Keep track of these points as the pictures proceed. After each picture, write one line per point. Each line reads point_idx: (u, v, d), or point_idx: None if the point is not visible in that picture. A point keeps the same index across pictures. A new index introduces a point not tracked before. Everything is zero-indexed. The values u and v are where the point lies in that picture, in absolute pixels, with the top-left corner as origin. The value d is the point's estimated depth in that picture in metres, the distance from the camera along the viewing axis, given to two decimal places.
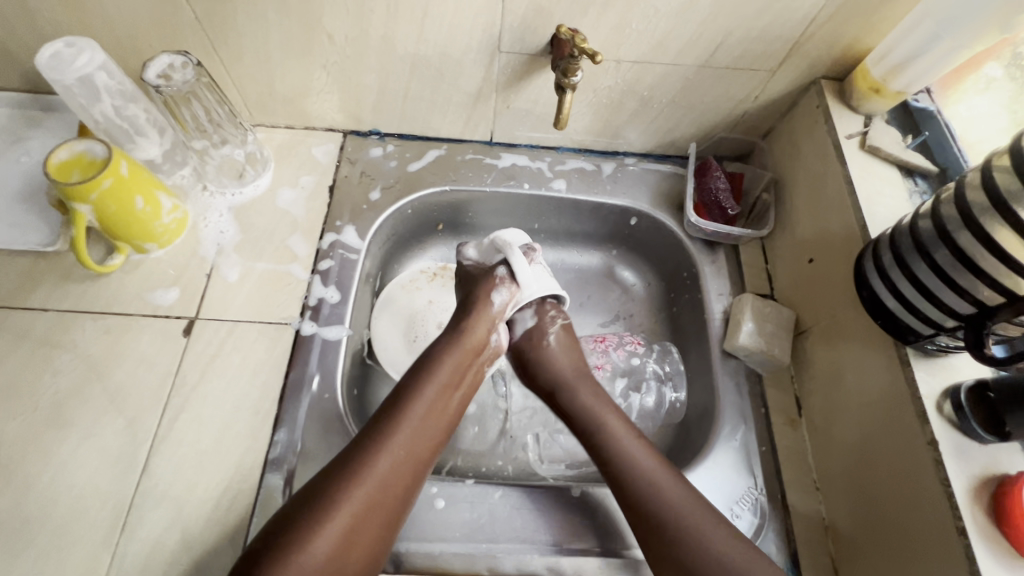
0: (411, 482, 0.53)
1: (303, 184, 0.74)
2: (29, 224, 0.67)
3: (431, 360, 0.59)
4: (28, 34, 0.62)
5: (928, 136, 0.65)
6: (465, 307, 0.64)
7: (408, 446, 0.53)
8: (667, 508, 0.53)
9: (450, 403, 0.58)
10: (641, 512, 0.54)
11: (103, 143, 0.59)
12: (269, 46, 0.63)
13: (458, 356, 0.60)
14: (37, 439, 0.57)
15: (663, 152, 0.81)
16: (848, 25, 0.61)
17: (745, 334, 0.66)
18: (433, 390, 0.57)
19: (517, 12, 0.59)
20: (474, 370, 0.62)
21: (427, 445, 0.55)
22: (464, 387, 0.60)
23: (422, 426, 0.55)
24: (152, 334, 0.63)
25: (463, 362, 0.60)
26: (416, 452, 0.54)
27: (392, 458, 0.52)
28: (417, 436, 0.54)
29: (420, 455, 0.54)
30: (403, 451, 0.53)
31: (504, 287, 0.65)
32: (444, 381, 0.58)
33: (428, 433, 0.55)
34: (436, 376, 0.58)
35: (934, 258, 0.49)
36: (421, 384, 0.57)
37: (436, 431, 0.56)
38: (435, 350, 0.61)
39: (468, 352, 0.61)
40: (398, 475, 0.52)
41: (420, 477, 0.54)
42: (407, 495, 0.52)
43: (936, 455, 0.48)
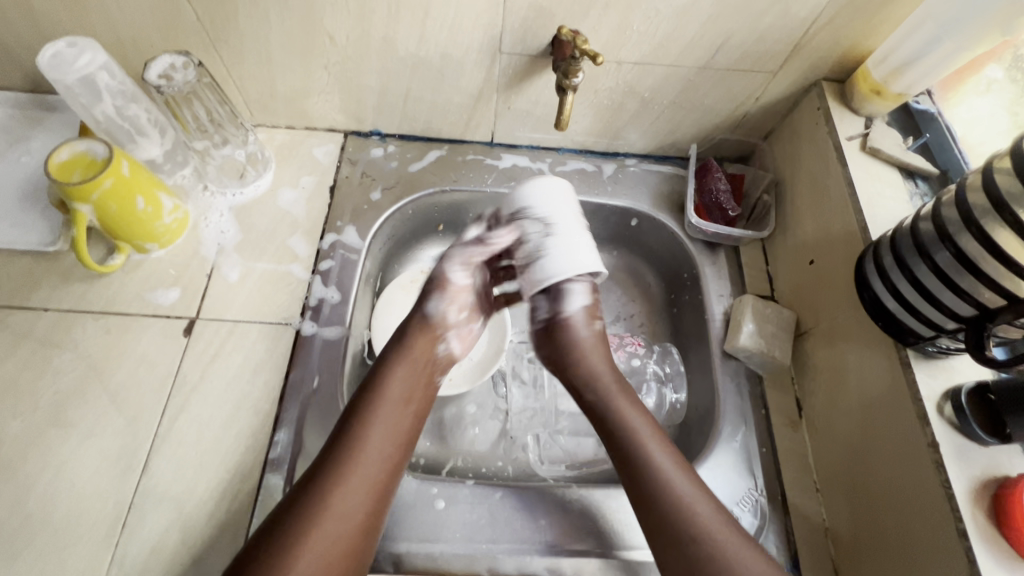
0: (376, 505, 0.51)
1: (303, 184, 0.74)
2: (30, 224, 0.67)
3: (379, 382, 0.58)
4: (30, 34, 0.62)
5: (930, 138, 0.65)
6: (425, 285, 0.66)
7: (362, 471, 0.52)
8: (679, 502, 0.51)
9: (407, 412, 0.57)
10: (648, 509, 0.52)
11: (104, 143, 0.59)
12: (270, 46, 0.63)
13: (404, 376, 0.59)
14: (38, 438, 0.57)
15: (664, 153, 0.81)
16: (849, 27, 0.61)
17: (745, 335, 0.66)
18: (384, 411, 0.56)
19: (518, 13, 0.59)
20: (424, 386, 0.60)
21: (385, 463, 0.53)
22: (419, 402, 0.59)
23: (374, 448, 0.53)
24: (153, 334, 0.63)
25: (413, 370, 0.60)
26: (373, 475, 0.52)
27: (348, 486, 0.50)
28: (370, 458, 0.53)
29: (385, 467, 0.53)
30: (358, 475, 0.51)
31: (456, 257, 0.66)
32: (398, 392, 0.58)
33: (384, 454, 0.54)
34: (387, 396, 0.57)
35: (936, 260, 0.49)
36: (371, 406, 0.56)
37: (393, 450, 0.54)
38: (386, 361, 0.60)
39: (417, 360, 0.61)
40: (359, 500, 0.50)
41: (386, 498, 0.52)
42: (373, 519, 0.51)
43: (937, 457, 0.48)
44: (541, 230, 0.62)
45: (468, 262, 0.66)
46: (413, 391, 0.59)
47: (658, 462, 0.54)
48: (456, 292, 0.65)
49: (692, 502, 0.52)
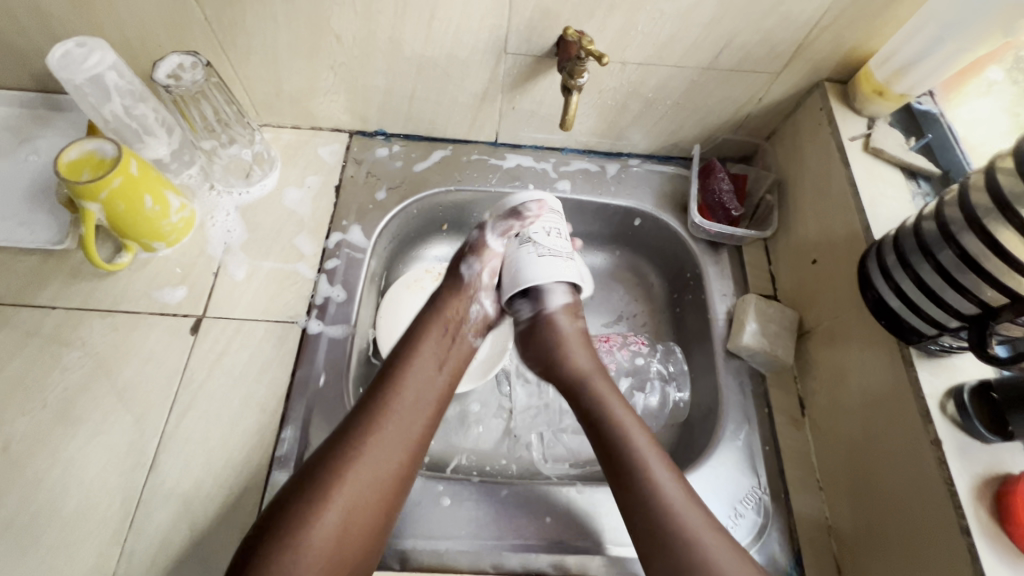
0: (408, 460, 0.53)
1: (309, 183, 0.75)
2: (38, 222, 0.68)
3: (415, 342, 0.60)
4: (38, 34, 0.62)
5: (932, 138, 0.66)
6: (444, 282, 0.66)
7: (397, 424, 0.53)
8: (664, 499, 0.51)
9: (439, 378, 0.58)
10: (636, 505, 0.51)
11: (113, 143, 0.59)
12: (277, 46, 0.64)
13: (438, 335, 0.61)
14: (46, 435, 0.57)
15: (667, 153, 0.81)
16: (852, 29, 0.61)
17: (748, 334, 0.66)
18: (422, 368, 0.58)
19: (524, 14, 0.59)
20: (458, 347, 0.62)
21: (421, 420, 0.55)
22: (453, 363, 0.61)
23: (411, 403, 0.55)
24: (160, 332, 0.63)
25: (445, 337, 0.61)
26: (408, 431, 0.54)
27: (384, 438, 0.52)
28: (407, 413, 0.54)
29: (413, 434, 0.54)
30: (394, 428, 0.53)
31: (473, 257, 0.64)
32: (430, 356, 0.59)
33: (419, 410, 0.55)
34: (424, 356, 0.59)
35: (939, 259, 0.49)
36: (408, 362, 0.58)
37: (427, 408, 0.56)
38: (420, 325, 0.62)
39: (448, 325, 0.62)
40: (393, 454, 0.52)
41: (418, 455, 0.54)
42: (405, 473, 0.52)
43: (940, 454, 0.48)
44: (544, 230, 0.60)
45: (489, 262, 0.64)
46: (445, 356, 0.60)
47: (647, 461, 0.53)
48: (478, 288, 0.64)
49: (676, 500, 0.51)
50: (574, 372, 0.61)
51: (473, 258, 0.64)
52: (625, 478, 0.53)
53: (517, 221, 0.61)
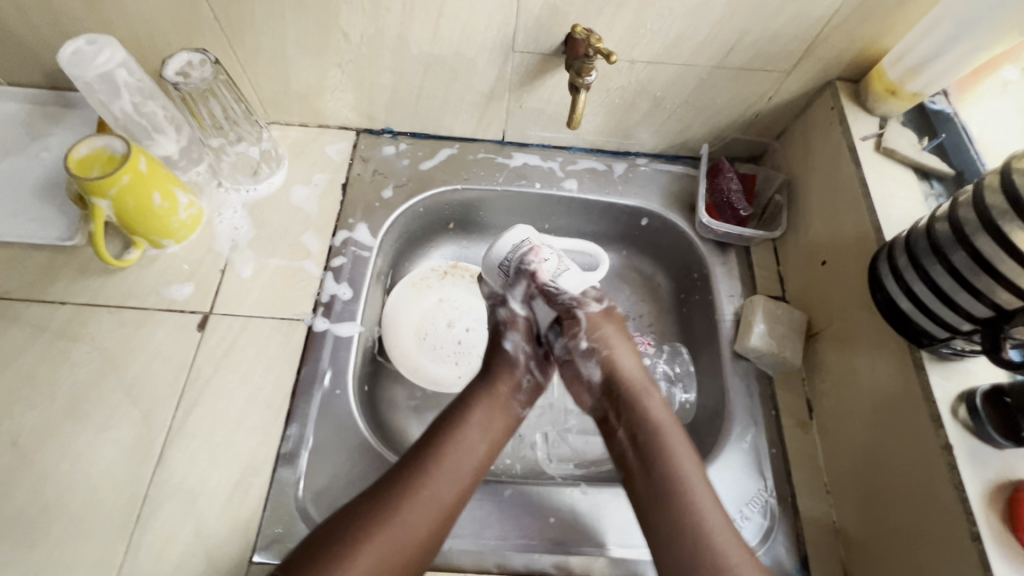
0: (437, 528, 0.51)
1: (316, 181, 0.75)
2: (49, 219, 0.68)
3: (464, 408, 0.59)
4: (49, 31, 0.63)
5: (945, 139, 0.64)
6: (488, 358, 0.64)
7: (434, 491, 0.52)
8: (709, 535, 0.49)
9: (482, 449, 0.57)
10: (678, 533, 0.50)
11: (122, 140, 0.60)
12: (285, 43, 0.64)
13: (489, 406, 0.59)
14: (55, 429, 0.58)
15: (675, 153, 0.81)
16: (865, 26, 0.60)
17: (756, 335, 0.66)
18: (468, 435, 0.57)
19: (533, 12, 0.59)
20: (506, 420, 0.60)
21: (457, 487, 0.53)
22: (499, 434, 0.59)
23: (452, 470, 0.54)
24: (167, 328, 0.64)
25: (492, 408, 0.59)
26: (445, 500, 0.52)
27: (416, 504, 0.51)
28: (444, 480, 0.53)
29: (448, 501, 0.52)
30: (427, 496, 0.51)
31: (511, 330, 0.64)
32: (478, 427, 0.57)
33: (458, 475, 0.54)
34: (471, 423, 0.57)
35: (951, 261, 0.48)
36: (456, 428, 0.57)
37: (467, 476, 0.54)
38: (471, 392, 0.60)
39: (498, 398, 0.60)
40: (423, 520, 0.50)
41: (448, 525, 0.52)
42: (432, 543, 0.51)
43: (950, 459, 0.47)
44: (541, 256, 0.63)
45: (524, 329, 0.65)
46: (489, 425, 0.58)
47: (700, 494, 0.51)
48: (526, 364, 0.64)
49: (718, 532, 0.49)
50: (625, 377, 0.60)
51: (512, 331, 0.65)
52: (667, 509, 0.51)
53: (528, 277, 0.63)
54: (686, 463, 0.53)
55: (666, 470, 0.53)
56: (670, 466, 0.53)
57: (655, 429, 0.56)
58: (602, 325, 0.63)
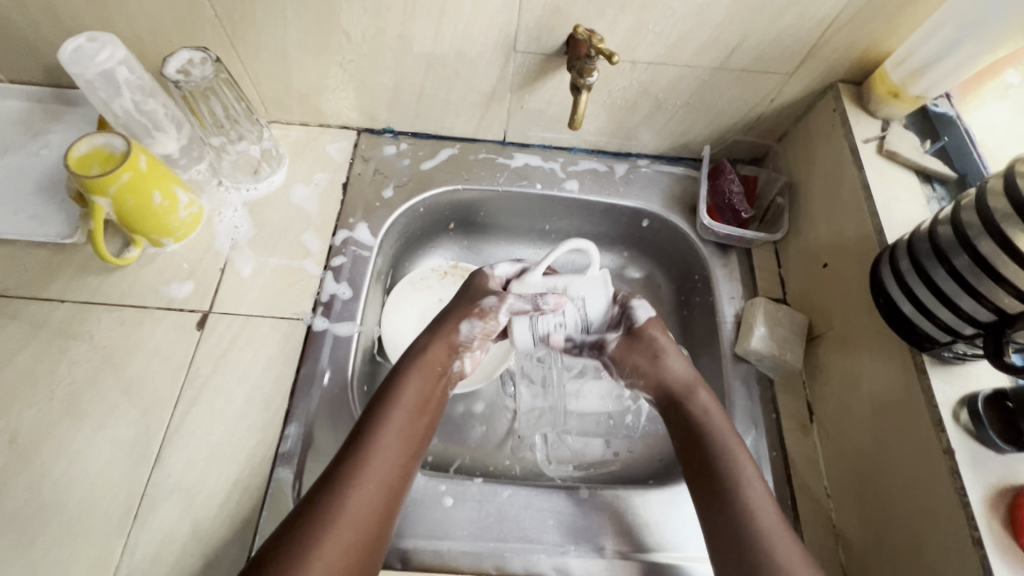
0: (383, 511, 0.49)
1: (316, 180, 0.75)
2: (49, 216, 0.68)
3: (390, 390, 0.55)
4: (50, 28, 0.62)
5: (947, 142, 0.64)
6: (438, 323, 0.61)
7: (373, 472, 0.49)
8: (760, 531, 0.48)
9: (419, 427, 0.55)
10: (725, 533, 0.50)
11: (122, 137, 0.59)
12: (286, 42, 0.63)
13: (421, 388, 0.56)
14: (53, 428, 0.58)
15: (677, 154, 0.80)
16: (867, 29, 0.60)
17: (757, 338, 0.65)
18: (399, 416, 0.54)
19: (534, 13, 0.59)
20: (435, 400, 0.57)
21: (393, 469, 0.51)
22: (431, 413, 0.57)
23: (385, 453, 0.51)
24: (166, 326, 0.64)
25: (426, 385, 0.57)
26: (385, 478, 0.50)
27: (356, 493, 0.48)
28: (378, 463, 0.50)
29: (387, 482, 0.50)
30: (367, 477, 0.49)
31: (478, 318, 0.58)
32: (412, 405, 0.55)
33: (394, 459, 0.51)
34: (400, 403, 0.54)
35: (953, 265, 0.48)
36: (383, 411, 0.54)
37: (402, 458, 0.52)
38: (398, 371, 0.57)
39: (432, 374, 0.58)
40: (368, 508, 0.48)
41: (391, 509, 0.50)
42: (381, 525, 0.48)
43: (952, 464, 0.47)
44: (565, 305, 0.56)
45: (490, 327, 0.58)
46: (426, 405, 0.56)
47: (750, 491, 0.51)
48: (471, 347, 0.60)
49: (769, 530, 0.48)
50: (671, 382, 0.59)
51: (478, 320, 0.58)
52: (720, 504, 0.51)
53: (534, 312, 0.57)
54: (744, 461, 0.53)
55: (722, 468, 0.53)
56: (726, 461, 0.53)
57: (705, 427, 0.56)
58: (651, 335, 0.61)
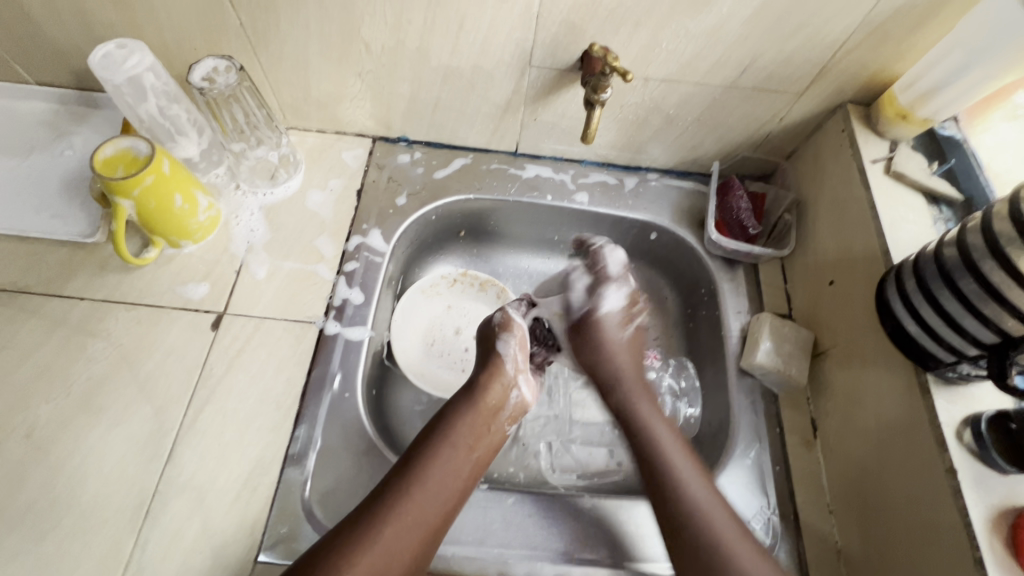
0: (423, 550, 0.51)
1: (332, 186, 0.76)
2: (71, 216, 0.70)
3: (444, 427, 0.58)
4: (80, 33, 0.64)
5: (955, 164, 0.65)
6: (483, 360, 0.64)
7: (417, 510, 0.52)
8: (721, 541, 0.51)
9: (466, 467, 0.56)
10: (667, 516, 0.54)
11: (147, 141, 0.61)
12: (307, 52, 0.65)
13: (472, 426, 0.58)
14: (69, 423, 0.59)
15: (686, 169, 0.81)
16: (876, 52, 0.61)
17: (762, 353, 0.66)
18: (447, 454, 0.56)
19: (550, 29, 0.60)
20: (486, 442, 0.59)
21: (439, 508, 0.53)
22: (479, 455, 0.58)
23: (434, 494, 0.53)
24: (182, 326, 0.65)
25: (477, 424, 0.59)
26: (428, 518, 0.52)
27: (401, 530, 0.50)
28: (427, 502, 0.52)
29: (430, 521, 0.52)
30: (412, 517, 0.51)
31: (507, 334, 0.65)
32: (460, 445, 0.57)
33: (441, 499, 0.53)
34: (450, 443, 0.56)
35: (958, 287, 0.49)
36: (435, 447, 0.56)
37: (450, 498, 0.54)
38: (450, 408, 0.60)
39: (483, 413, 0.60)
40: (408, 546, 0.50)
41: (429, 550, 0.52)
42: (418, 561, 0.51)
43: (954, 483, 0.48)
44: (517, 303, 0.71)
45: (519, 336, 0.65)
46: (476, 443, 0.58)
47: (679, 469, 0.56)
48: (517, 371, 0.64)
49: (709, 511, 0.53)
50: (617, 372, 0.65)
51: (507, 334, 0.65)
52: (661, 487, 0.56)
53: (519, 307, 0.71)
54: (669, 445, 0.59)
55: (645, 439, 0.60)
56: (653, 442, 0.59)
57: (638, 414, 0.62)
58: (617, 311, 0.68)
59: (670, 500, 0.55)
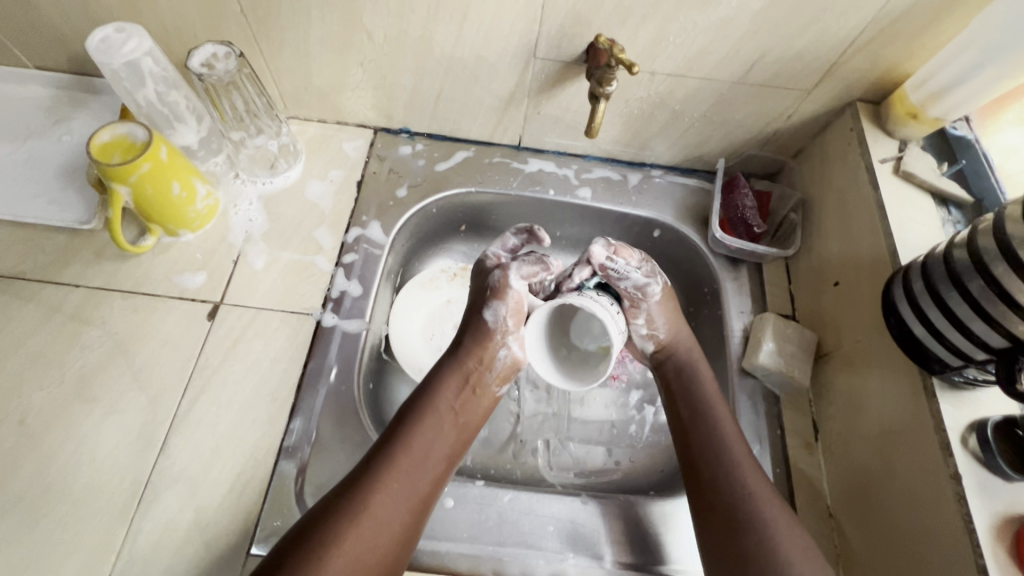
0: (415, 516, 0.52)
1: (332, 177, 0.75)
2: (68, 202, 0.69)
3: (428, 394, 0.58)
4: (78, 17, 0.63)
5: (965, 165, 0.64)
6: (466, 324, 0.63)
7: (406, 479, 0.52)
8: (760, 505, 0.52)
9: (452, 432, 0.57)
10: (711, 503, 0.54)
11: (144, 128, 0.60)
12: (308, 39, 0.64)
13: (458, 390, 0.59)
14: (63, 411, 0.58)
15: (691, 166, 0.80)
16: (888, 49, 0.60)
17: (765, 353, 0.65)
18: (431, 421, 0.57)
19: (556, 21, 0.59)
20: (472, 403, 0.60)
21: (427, 470, 0.54)
22: (466, 418, 0.59)
23: (422, 458, 0.54)
24: (177, 316, 0.64)
25: (462, 390, 0.60)
26: (418, 484, 0.53)
27: (392, 496, 0.51)
28: (415, 468, 0.53)
29: (421, 488, 0.53)
30: (401, 485, 0.52)
31: (496, 301, 0.61)
32: (444, 411, 0.58)
33: (431, 463, 0.55)
34: (435, 408, 0.57)
35: (968, 289, 0.48)
36: (420, 414, 0.57)
37: (437, 465, 0.55)
38: (434, 376, 0.60)
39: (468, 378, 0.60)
40: (398, 514, 0.51)
41: (423, 514, 0.53)
42: (413, 526, 0.51)
43: (958, 489, 0.47)
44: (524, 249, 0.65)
45: (511, 304, 0.62)
46: (461, 408, 0.59)
47: (737, 456, 0.56)
48: (504, 334, 0.62)
49: (762, 496, 0.53)
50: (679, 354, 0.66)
51: (498, 301, 0.61)
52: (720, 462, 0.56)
53: (542, 268, 0.62)
54: (727, 428, 0.58)
55: (704, 411, 0.60)
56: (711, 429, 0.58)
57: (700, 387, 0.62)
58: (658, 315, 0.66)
59: (722, 486, 0.54)
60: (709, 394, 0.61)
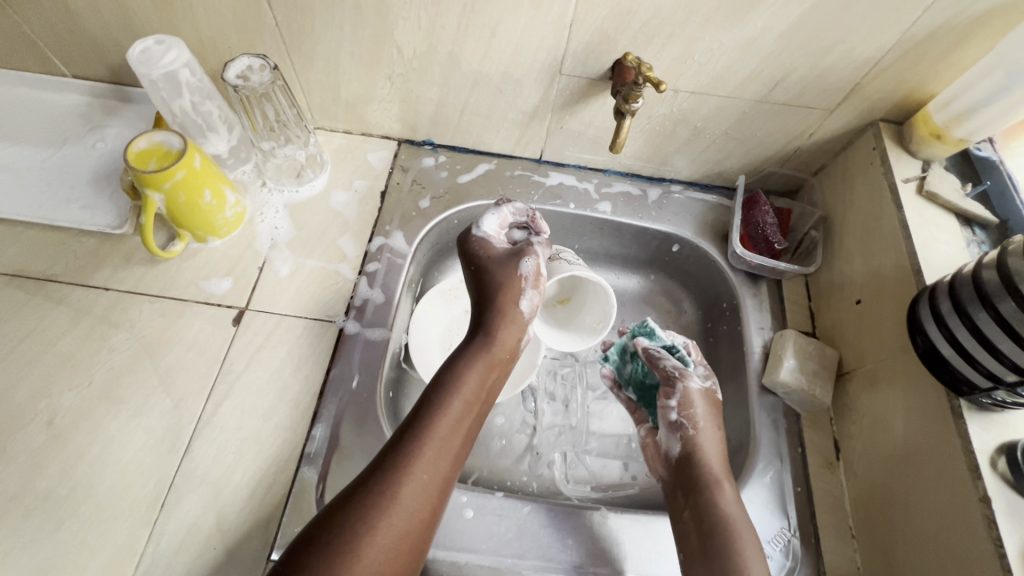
0: (437, 501, 0.50)
1: (356, 187, 0.77)
2: (101, 207, 0.71)
3: (453, 376, 0.56)
4: (118, 28, 0.65)
5: (990, 185, 0.64)
6: (489, 304, 0.61)
7: (429, 464, 0.50)
8: None
9: (474, 415, 0.55)
10: None
11: (179, 136, 0.62)
12: (340, 53, 0.66)
13: (484, 371, 0.57)
14: (90, 412, 0.59)
15: (710, 182, 0.81)
16: (911, 71, 0.61)
17: (786, 370, 0.65)
18: (455, 407, 0.54)
19: (582, 39, 0.60)
20: (495, 387, 0.59)
21: (451, 457, 0.52)
22: (487, 399, 0.58)
23: (446, 442, 0.52)
24: (203, 320, 0.65)
25: (487, 373, 0.58)
26: (439, 470, 0.51)
27: (417, 480, 0.49)
28: (438, 453, 0.51)
29: (442, 472, 0.51)
30: (423, 473, 0.50)
31: (531, 288, 0.61)
32: (469, 396, 0.55)
33: (453, 446, 0.53)
34: (461, 392, 0.55)
35: (999, 310, 0.48)
36: (443, 398, 0.54)
37: (457, 446, 0.53)
38: (458, 360, 0.58)
39: (492, 360, 0.58)
40: (421, 497, 0.49)
41: (444, 497, 0.51)
42: (434, 509, 0.50)
43: (988, 512, 0.46)
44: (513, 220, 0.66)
45: (540, 290, 0.62)
46: (482, 394, 0.57)
47: None
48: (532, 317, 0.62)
49: None
50: (701, 463, 0.59)
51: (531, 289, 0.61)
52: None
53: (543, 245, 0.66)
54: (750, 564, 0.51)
55: (721, 538, 0.53)
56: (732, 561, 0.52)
57: (725, 521, 0.54)
58: (697, 403, 0.63)
59: None
60: (728, 517, 0.55)
